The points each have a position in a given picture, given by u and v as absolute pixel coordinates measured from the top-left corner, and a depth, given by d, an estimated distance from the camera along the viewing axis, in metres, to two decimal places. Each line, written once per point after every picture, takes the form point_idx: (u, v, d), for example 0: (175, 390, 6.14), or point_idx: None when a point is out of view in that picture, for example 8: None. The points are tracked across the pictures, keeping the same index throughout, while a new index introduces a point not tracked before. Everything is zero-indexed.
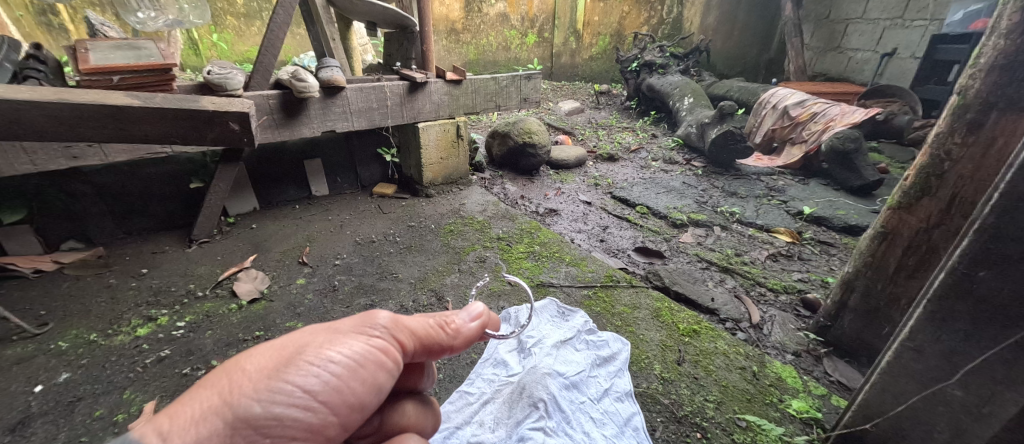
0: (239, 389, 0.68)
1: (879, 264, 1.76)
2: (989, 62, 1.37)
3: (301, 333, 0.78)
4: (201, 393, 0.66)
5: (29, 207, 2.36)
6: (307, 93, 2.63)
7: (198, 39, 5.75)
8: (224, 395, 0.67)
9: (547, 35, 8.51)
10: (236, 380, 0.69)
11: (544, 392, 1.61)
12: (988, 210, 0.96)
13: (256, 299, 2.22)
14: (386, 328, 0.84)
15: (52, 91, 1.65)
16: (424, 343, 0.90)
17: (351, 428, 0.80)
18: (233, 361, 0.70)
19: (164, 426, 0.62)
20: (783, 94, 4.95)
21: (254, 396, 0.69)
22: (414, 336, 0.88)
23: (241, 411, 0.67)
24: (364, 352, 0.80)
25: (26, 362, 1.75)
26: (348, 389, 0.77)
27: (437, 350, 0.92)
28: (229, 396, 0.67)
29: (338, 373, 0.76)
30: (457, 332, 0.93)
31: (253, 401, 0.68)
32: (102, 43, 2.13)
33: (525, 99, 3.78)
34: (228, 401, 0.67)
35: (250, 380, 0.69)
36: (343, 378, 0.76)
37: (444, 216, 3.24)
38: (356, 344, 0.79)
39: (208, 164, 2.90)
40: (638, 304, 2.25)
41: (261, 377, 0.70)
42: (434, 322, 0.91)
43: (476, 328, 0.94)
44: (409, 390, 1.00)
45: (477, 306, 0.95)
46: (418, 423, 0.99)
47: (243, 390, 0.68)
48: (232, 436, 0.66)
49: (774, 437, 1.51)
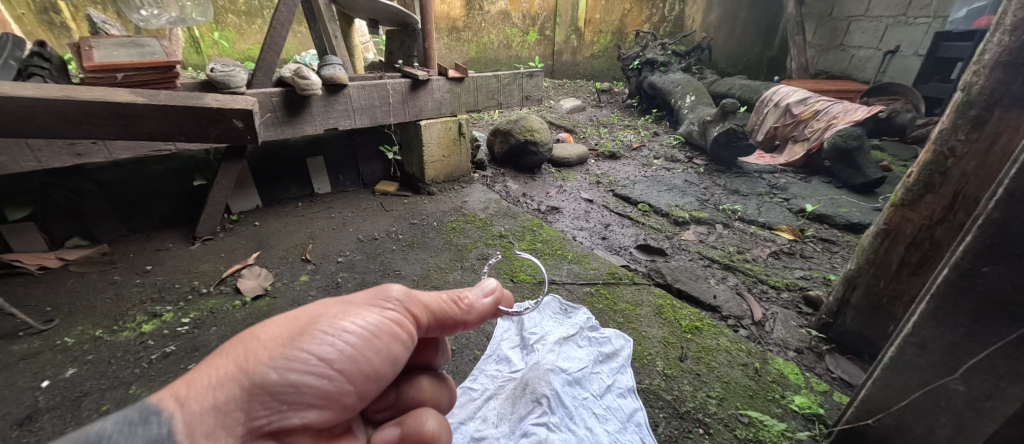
0: (255, 357, 0.70)
1: (882, 260, 1.76)
2: (994, 59, 1.37)
3: (315, 305, 0.79)
4: (218, 361, 0.69)
5: (35, 204, 2.37)
6: (311, 91, 2.62)
7: (199, 37, 5.77)
8: (239, 363, 0.69)
9: (548, 34, 8.49)
10: (252, 348, 0.71)
11: (547, 388, 1.62)
12: (993, 206, 0.96)
13: (260, 295, 2.23)
14: (399, 301, 0.85)
15: (57, 88, 1.65)
16: (439, 318, 0.91)
17: (367, 398, 0.82)
18: (249, 332, 0.73)
19: (181, 391, 0.65)
20: (786, 91, 4.94)
21: (269, 363, 0.71)
22: (429, 310, 0.89)
23: (257, 378, 0.69)
24: (380, 323, 0.81)
25: (32, 358, 1.76)
26: (364, 358, 0.79)
27: (451, 324, 0.93)
28: (245, 364, 0.69)
29: (354, 343, 0.78)
30: (471, 306, 0.94)
31: (269, 368, 0.70)
32: (106, 41, 2.14)
33: (527, 97, 3.78)
34: (243, 368, 0.69)
35: (265, 348, 0.71)
36: (357, 348, 0.78)
37: (447, 213, 3.25)
38: (370, 315, 0.80)
39: (211, 161, 2.92)
40: (640, 301, 2.25)
41: (276, 345, 0.72)
42: (447, 297, 0.92)
43: (489, 304, 0.96)
44: (424, 365, 1.03)
45: (490, 282, 0.97)
46: (434, 397, 1.01)
47: (259, 358, 0.70)
48: (250, 401, 0.68)
49: (776, 433, 1.52)
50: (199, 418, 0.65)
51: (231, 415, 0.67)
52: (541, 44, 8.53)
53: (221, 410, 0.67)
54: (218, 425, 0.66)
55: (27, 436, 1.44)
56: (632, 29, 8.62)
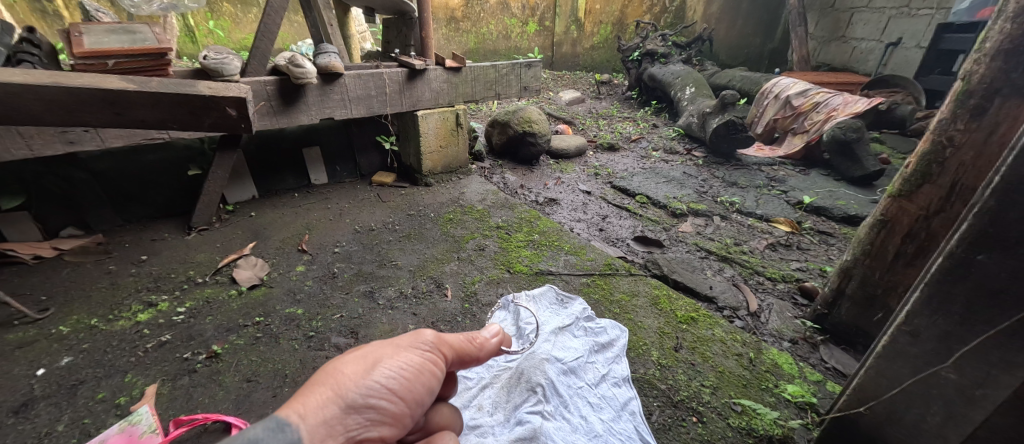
0: (345, 383, 0.77)
1: (878, 252, 1.76)
2: (995, 47, 1.36)
3: (374, 344, 0.87)
4: (316, 388, 0.74)
5: (27, 193, 2.35)
6: (305, 79, 2.60)
7: (194, 26, 5.69)
8: (333, 389, 0.75)
9: (548, 24, 8.39)
10: (340, 378, 0.77)
11: (542, 377, 1.64)
12: (989, 193, 0.96)
13: (257, 285, 2.23)
14: (436, 341, 0.94)
15: (46, 74, 1.59)
16: (462, 355, 0.98)
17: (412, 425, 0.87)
18: (331, 365, 0.79)
19: (299, 408, 0.69)
20: (786, 83, 4.88)
21: (355, 388, 0.77)
22: (455, 348, 0.97)
23: (349, 401, 0.75)
24: (423, 360, 0.89)
25: (28, 346, 1.76)
26: (418, 389, 0.86)
27: (470, 362, 1.01)
28: (339, 389, 0.75)
29: (410, 375, 0.86)
30: (483, 345, 1.01)
31: (356, 392, 0.77)
32: (96, 27, 2.10)
33: (526, 88, 3.76)
34: (338, 393, 0.75)
35: (349, 379, 0.78)
36: (413, 378, 0.86)
37: (444, 204, 3.24)
38: (419, 352, 0.90)
39: (206, 151, 2.92)
40: (637, 292, 2.26)
41: (357, 377, 0.79)
42: (467, 335, 1.01)
43: (495, 344, 1.02)
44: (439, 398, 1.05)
45: (494, 324, 1.06)
46: (452, 422, 1.00)
47: (348, 384, 0.77)
48: (345, 420, 0.73)
49: (769, 421, 1.53)
50: (315, 429, 0.69)
51: (334, 430, 0.71)
52: (540, 35, 8.45)
53: (327, 424, 0.71)
54: (326, 434, 0.70)
55: (23, 423, 1.45)
56: (632, 20, 8.54)
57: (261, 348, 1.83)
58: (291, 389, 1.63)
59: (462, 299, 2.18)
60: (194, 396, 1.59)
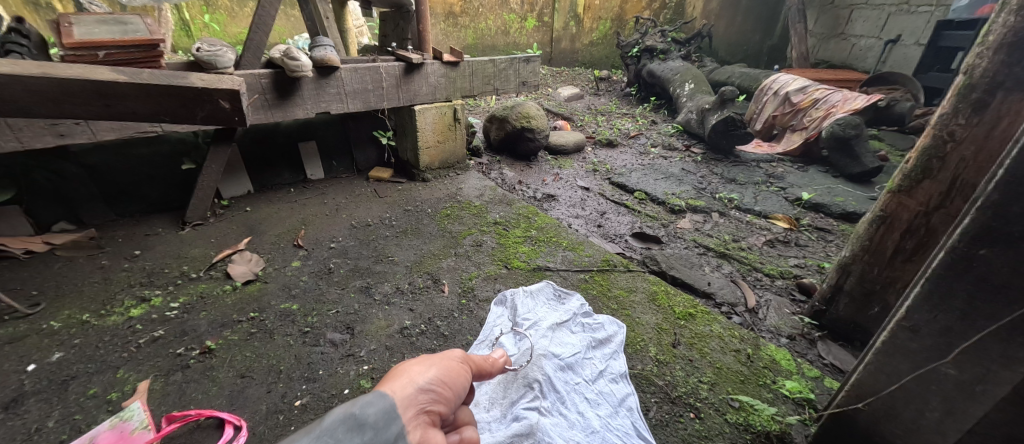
0: (413, 370, 0.84)
1: (877, 248, 1.75)
2: (999, 40, 1.34)
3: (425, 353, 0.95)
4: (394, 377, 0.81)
5: (18, 187, 2.31)
6: (301, 72, 2.56)
7: (189, 20, 5.60)
8: (409, 376, 0.82)
9: (548, 20, 8.29)
10: (410, 370, 0.83)
11: (539, 373, 1.63)
12: (992, 187, 0.95)
13: (251, 280, 2.21)
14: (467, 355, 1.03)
15: (34, 64, 1.48)
16: (482, 371, 1.06)
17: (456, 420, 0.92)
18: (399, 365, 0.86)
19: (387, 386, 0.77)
20: (785, 80, 4.86)
21: (423, 372, 0.85)
22: (479, 364, 1.06)
23: (421, 384, 0.82)
24: (461, 365, 0.97)
25: (18, 342, 1.73)
26: (462, 388, 0.93)
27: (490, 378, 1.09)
28: (412, 374, 0.83)
29: (456, 375, 0.92)
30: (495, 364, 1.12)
31: (425, 377, 0.84)
32: (86, 18, 2.06)
33: (524, 83, 3.72)
34: (411, 377, 0.82)
35: (415, 372, 0.84)
36: (460, 374, 0.94)
37: (441, 200, 3.21)
38: (460, 357, 0.98)
39: (200, 144, 2.86)
40: (635, 288, 2.25)
41: (421, 371, 0.85)
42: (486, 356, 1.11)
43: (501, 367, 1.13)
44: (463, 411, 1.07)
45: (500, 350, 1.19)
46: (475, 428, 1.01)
47: (416, 370, 0.84)
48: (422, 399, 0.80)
49: (766, 417, 1.52)
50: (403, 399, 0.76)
51: (414, 403, 0.77)
52: (539, 31, 8.34)
53: (409, 400, 0.77)
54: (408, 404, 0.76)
55: (13, 419, 1.43)
56: (632, 16, 8.49)
57: (255, 343, 1.81)
58: (285, 385, 1.61)
59: (459, 294, 2.16)
60: (187, 392, 1.57)
